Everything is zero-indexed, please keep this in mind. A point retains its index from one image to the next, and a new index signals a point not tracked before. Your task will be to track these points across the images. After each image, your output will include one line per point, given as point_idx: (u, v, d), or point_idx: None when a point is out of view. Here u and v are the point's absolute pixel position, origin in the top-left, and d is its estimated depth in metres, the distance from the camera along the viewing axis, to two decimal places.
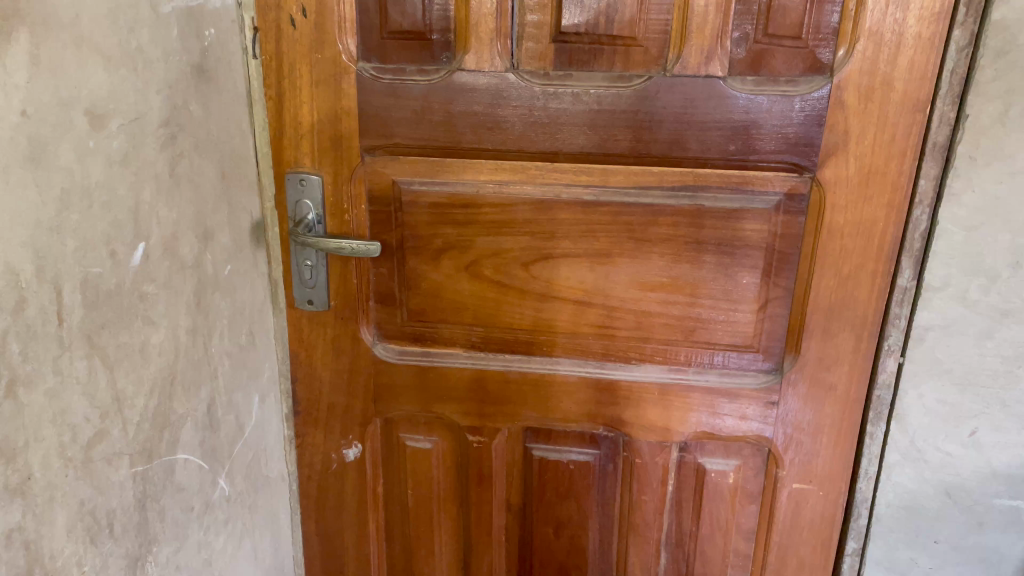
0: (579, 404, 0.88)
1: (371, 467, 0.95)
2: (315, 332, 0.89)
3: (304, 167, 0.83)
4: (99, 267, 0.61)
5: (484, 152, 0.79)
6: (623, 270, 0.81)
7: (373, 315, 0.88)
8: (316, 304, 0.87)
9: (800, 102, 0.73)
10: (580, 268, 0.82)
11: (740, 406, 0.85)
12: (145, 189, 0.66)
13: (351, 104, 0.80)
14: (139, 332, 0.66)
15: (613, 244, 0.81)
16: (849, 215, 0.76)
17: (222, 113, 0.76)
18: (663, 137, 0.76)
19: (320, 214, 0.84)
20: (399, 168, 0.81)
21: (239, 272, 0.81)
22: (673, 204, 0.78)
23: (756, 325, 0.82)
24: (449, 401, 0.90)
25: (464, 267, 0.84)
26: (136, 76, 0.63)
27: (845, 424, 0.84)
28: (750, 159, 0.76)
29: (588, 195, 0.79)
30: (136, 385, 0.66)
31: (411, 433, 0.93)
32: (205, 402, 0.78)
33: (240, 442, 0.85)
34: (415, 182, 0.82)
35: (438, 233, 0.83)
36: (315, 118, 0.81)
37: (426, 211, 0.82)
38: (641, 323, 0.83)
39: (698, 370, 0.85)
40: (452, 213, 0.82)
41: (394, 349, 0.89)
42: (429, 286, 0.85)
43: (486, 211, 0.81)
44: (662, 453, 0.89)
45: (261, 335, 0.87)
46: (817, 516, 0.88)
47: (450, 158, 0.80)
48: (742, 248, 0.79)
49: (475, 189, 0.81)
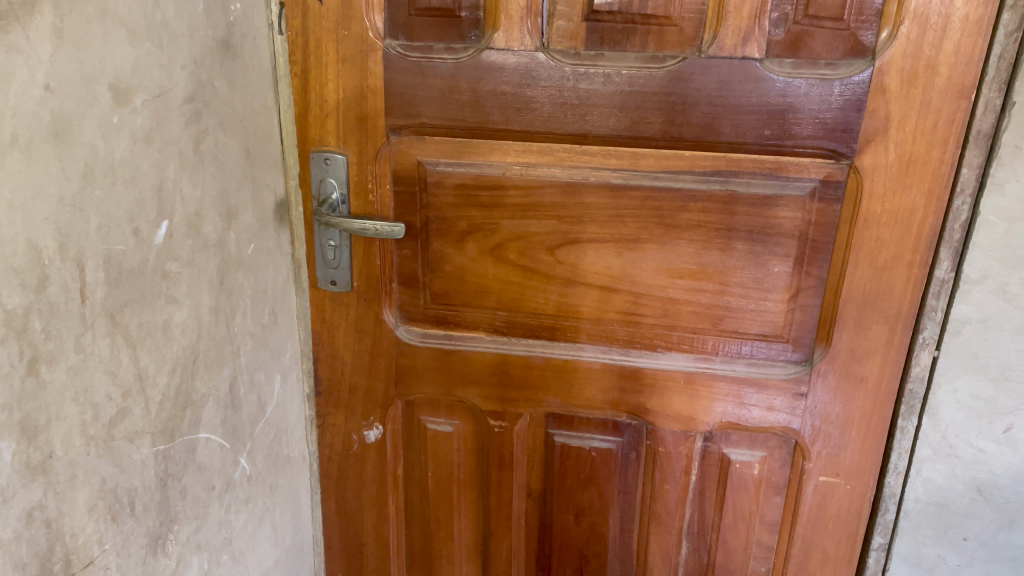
0: (603, 392, 0.86)
1: (392, 450, 0.94)
2: (338, 312, 0.88)
3: (329, 145, 0.82)
4: (122, 244, 0.60)
5: (511, 133, 0.78)
6: (651, 256, 0.80)
7: (396, 297, 0.87)
8: (340, 284, 0.86)
9: (840, 86, 0.71)
10: (607, 253, 0.81)
11: (768, 397, 0.83)
12: (169, 166, 0.65)
13: (377, 83, 0.78)
14: (162, 310, 0.66)
15: (641, 229, 0.79)
16: (886, 204, 0.74)
17: (247, 89, 0.75)
18: (696, 120, 0.74)
19: (344, 194, 0.83)
20: (425, 148, 0.80)
21: (263, 251, 0.81)
22: (704, 190, 0.76)
23: (787, 315, 0.80)
24: (471, 385, 0.89)
25: (489, 250, 0.83)
26: (160, 51, 0.62)
27: (875, 418, 0.82)
28: (785, 144, 0.74)
29: (617, 179, 0.77)
30: (158, 364, 0.66)
31: (432, 415, 0.92)
32: (227, 381, 0.77)
33: (262, 422, 0.85)
34: (441, 163, 0.80)
35: (463, 215, 0.82)
36: (340, 96, 0.79)
37: (452, 193, 0.81)
38: (668, 310, 0.82)
39: (725, 359, 0.83)
40: (477, 195, 0.81)
41: (416, 331, 0.88)
42: (453, 269, 0.84)
43: (512, 194, 0.80)
44: (686, 443, 0.87)
45: (284, 316, 0.87)
46: (843, 509, 0.86)
47: (476, 139, 0.78)
48: (775, 236, 0.77)
49: (501, 171, 0.79)
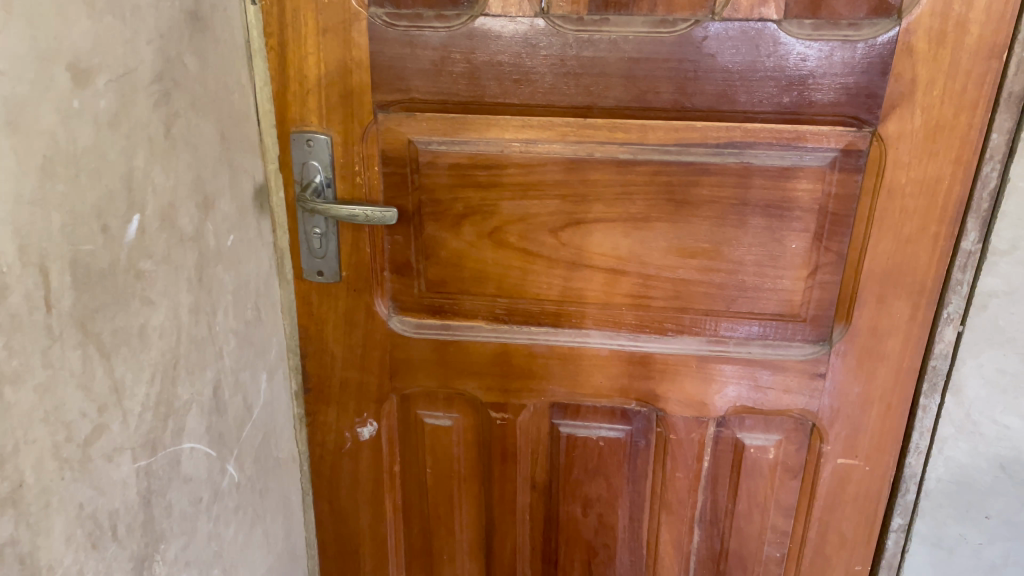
0: (611, 379, 0.82)
1: (388, 446, 0.89)
2: (326, 305, 0.82)
3: (310, 125, 0.75)
4: (90, 243, 0.54)
5: (509, 107, 0.72)
6: (661, 235, 0.75)
7: (388, 286, 0.81)
8: (327, 275, 0.80)
9: (865, 48, 0.66)
10: (614, 234, 0.76)
11: (784, 379, 0.79)
12: (138, 154, 0.58)
13: (362, 56, 0.71)
14: (137, 314, 0.60)
15: (651, 207, 0.74)
16: (911, 174, 0.70)
17: (219, 66, 0.69)
18: (709, 89, 0.69)
19: (329, 176, 0.76)
20: (415, 126, 0.74)
21: (243, 242, 0.75)
22: (718, 163, 0.71)
23: (805, 293, 0.76)
24: (471, 377, 0.84)
25: (487, 234, 0.77)
26: (123, 25, 0.56)
27: (897, 397, 0.78)
28: (804, 113, 0.69)
29: (624, 155, 0.72)
30: (136, 373, 0.60)
31: (430, 409, 0.87)
32: (211, 384, 0.71)
33: (249, 425, 0.79)
34: (433, 142, 0.74)
35: (459, 197, 0.76)
36: (321, 71, 0.72)
37: (446, 174, 0.75)
38: (679, 292, 0.77)
39: (739, 341, 0.79)
40: (474, 175, 0.75)
41: (410, 322, 0.83)
42: (449, 254, 0.79)
43: (512, 173, 0.74)
44: (699, 429, 0.83)
45: (267, 310, 0.81)
46: (862, 491, 0.83)
47: (472, 115, 0.73)
48: (793, 210, 0.72)
49: (499, 148, 0.74)
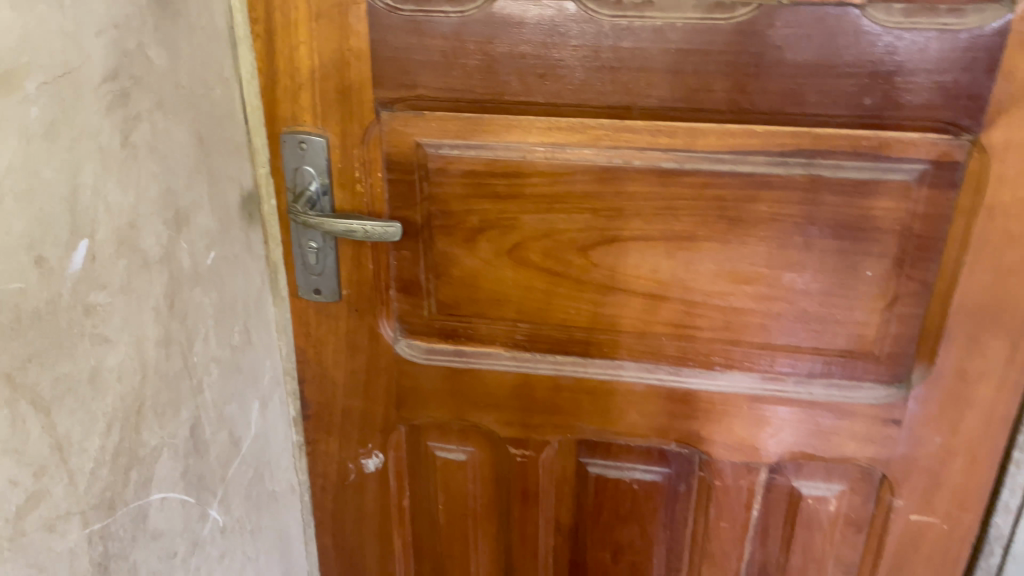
0: (648, 417, 0.71)
1: (396, 480, 0.80)
2: (326, 325, 0.73)
3: (303, 125, 0.64)
4: (19, 281, 0.45)
5: (534, 106, 0.61)
6: (710, 258, 0.64)
7: (394, 306, 0.72)
8: (325, 294, 0.71)
9: (968, 39, 0.54)
10: (654, 254, 0.65)
11: (851, 424, 0.68)
12: (86, 168, 0.49)
13: (360, 45, 0.61)
14: (86, 356, 0.51)
15: (699, 224, 0.63)
16: (1019, 192, 0.57)
17: (194, 59, 0.59)
18: (773, 87, 0.57)
19: (325, 184, 0.66)
20: (423, 127, 0.63)
21: (226, 259, 0.65)
22: (781, 175, 0.60)
23: (880, 327, 0.64)
24: (487, 409, 0.74)
25: (507, 251, 0.67)
26: (63, 14, 0.46)
27: (985, 448, 0.67)
28: (889, 117, 0.57)
29: (668, 163, 0.61)
30: (86, 424, 0.51)
31: (442, 442, 0.78)
32: (187, 423, 0.63)
33: (237, 461, 0.71)
34: (445, 145, 0.64)
35: (475, 209, 0.66)
36: (314, 62, 0.62)
37: (459, 183, 0.65)
38: (730, 323, 0.66)
39: (799, 380, 0.68)
40: (492, 184, 0.64)
41: (419, 346, 0.73)
42: (462, 273, 0.69)
43: (536, 183, 0.64)
44: (748, 475, 0.72)
45: (259, 331, 0.72)
46: (937, 551, 0.72)
47: (490, 115, 0.62)
48: (869, 232, 0.61)
49: (521, 154, 0.63)
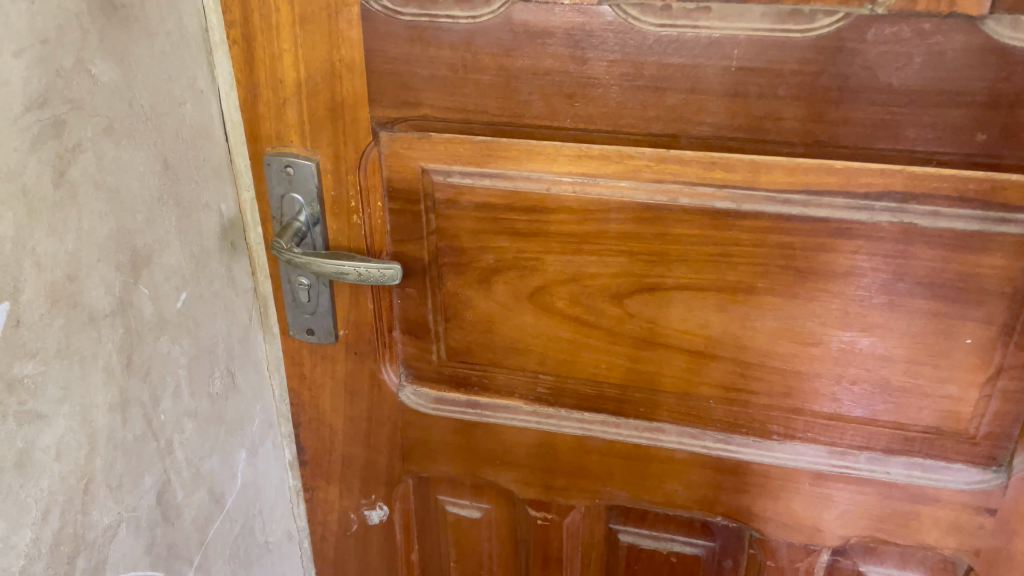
0: (689, 487, 0.61)
1: (402, 533, 0.72)
2: (322, 367, 0.64)
3: (290, 146, 0.55)
4: None
5: (560, 131, 0.50)
6: (770, 315, 0.53)
7: (399, 349, 0.63)
8: (319, 334, 0.62)
9: None
10: (702, 308, 0.54)
11: (934, 510, 0.57)
12: (5, 217, 0.40)
13: (353, 55, 0.50)
14: (11, 440, 0.42)
15: (758, 276, 0.52)
16: None
17: (156, 71, 0.49)
18: (859, 116, 0.46)
19: (316, 214, 0.57)
20: (429, 150, 0.53)
21: (200, 299, 0.57)
22: (863, 222, 0.48)
23: (977, 404, 0.53)
24: (504, 467, 0.65)
25: (527, 296, 0.57)
26: None
27: None
28: (1006, 156, 0.45)
29: (723, 204, 0.50)
30: (12, 519, 0.43)
31: (453, 496, 0.69)
32: (153, 490, 0.54)
33: (218, 519, 0.63)
34: (455, 172, 0.54)
35: (490, 247, 0.56)
36: (300, 73, 0.52)
37: (471, 216, 0.55)
38: (791, 389, 0.55)
39: (873, 457, 0.56)
40: (510, 219, 0.54)
41: (427, 394, 0.64)
42: (476, 318, 0.59)
43: (561, 221, 0.53)
44: (806, 558, 0.62)
45: (244, 372, 0.63)
46: None
47: (507, 139, 0.52)
48: (972, 293, 0.49)
49: (544, 186, 0.53)
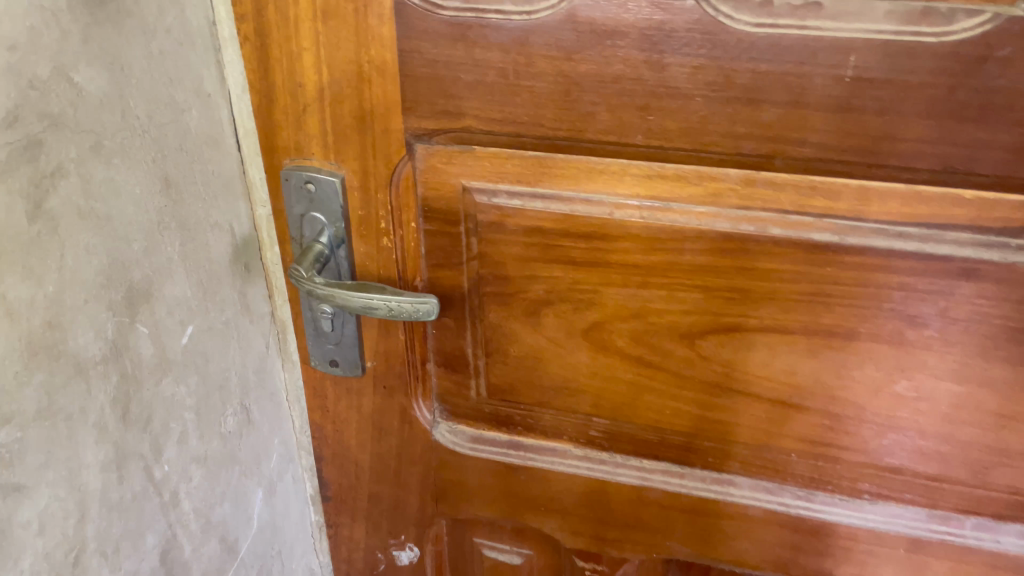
0: (763, 546, 0.54)
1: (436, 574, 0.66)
2: (347, 400, 0.57)
3: (312, 159, 0.48)
4: None
5: (627, 148, 0.42)
6: (870, 364, 0.45)
7: (433, 383, 0.55)
8: (343, 366, 0.55)
9: None
10: (789, 353, 0.46)
11: None
12: None
13: (383, 56, 0.43)
14: None
15: (859, 320, 0.44)
16: None
17: (153, 75, 0.42)
18: (1001, 138, 0.37)
19: (341, 235, 0.49)
20: (472, 166, 0.46)
21: (209, 331, 0.50)
22: (994, 263, 0.40)
23: None
24: (550, 515, 0.58)
25: (581, 332, 0.49)
26: None
27: None
28: None
29: (823, 236, 0.42)
30: None
31: (491, 539, 0.63)
32: (156, 549, 0.48)
33: (231, 568, 0.56)
34: (502, 192, 0.46)
35: (540, 277, 0.48)
36: (321, 76, 0.44)
37: (519, 241, 0.47)
38: (889, 447, 0.48)
39: (979, 525, 0.49)
40: (564, 247, 0.47)
41: (464, 433, 0.57)
42: (521, 355, 0.51)
43: (625, 252, 0.46)
44: None
45: (260, 405, 0.57)
46: None
47: (564, 155, 0.44)
48: None
49: (606, 211, 0.45)
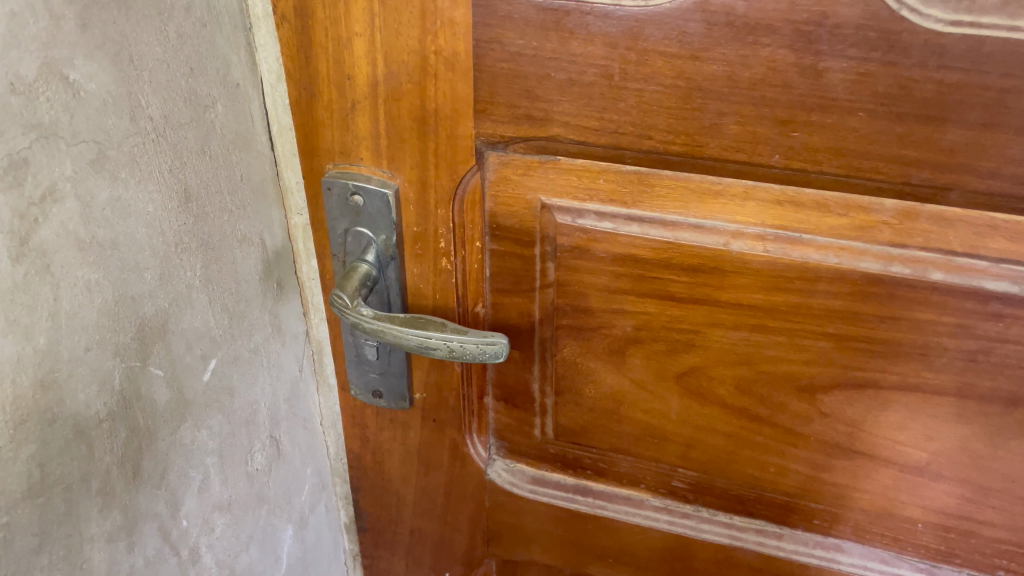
0: None
1: None
2: (391, 431, 0.50)
3: (359, 165, 0.39)
4: None
5: (756, 170, 0.34)
6: None
7: (490, 418, 0.48)
8: (388, 397, 0.48)
9: None
10: (932, 415, 0.38)
11: None
12: None
13: (454, 46, 0.34)
14: None
15: None
16: None
17: (167, 64, 0.34)
18: None
19: (392, 255, 0.41)
20: (556, 180, 0.38)
21: (234, 362, 0.42)
22: None
23: None
24: (618, 565, 0.51)
25: (674, 377, 0.41)
26: None
27: None
28: None
29: (997, 285, 0.34)
30: None
31: None
32: None
33: None
34: (589, 212, 0.38)
35: (629, 312, 0.40)
36: (375, 67, 0.36)
37: (609, 269, 0.39)
38: None
39: None
40: (663, 280, 0.38)
41: (523, 473, 0.50)
42: (599, 396, 0.44)
43: (739, 290, 0.37)
44: None
45: (291, 435, 0.50)
46: None
47: (672, 173, 0.36)
48: None
49: (719, 242, 0.37)
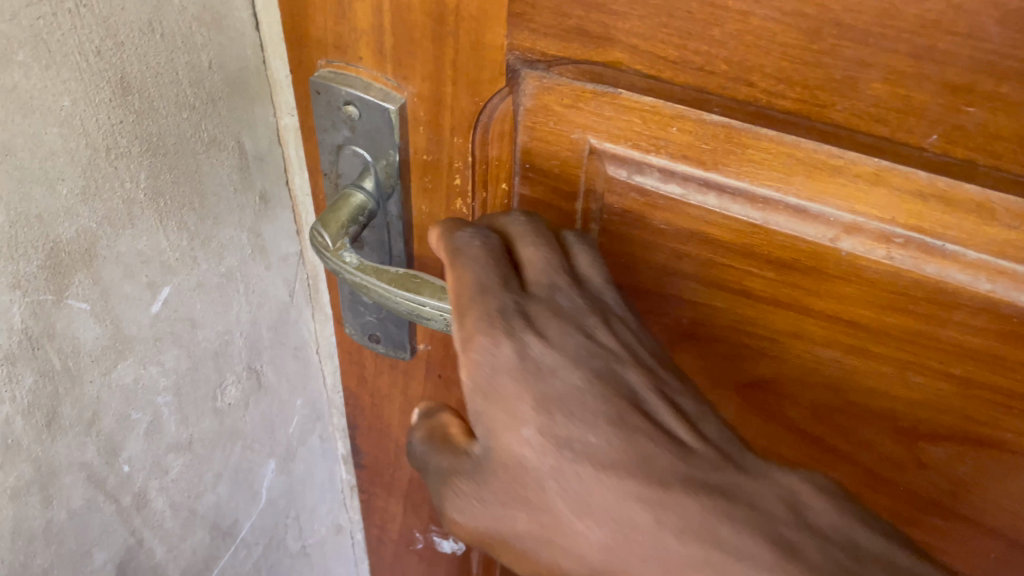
0: None
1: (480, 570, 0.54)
2: (391, 376, 0.43)
3: (356, 67, 0.30)
4: None
5: (896, 149, 0.23)
6: None
7: None
8: (385, 343, 0.40)
9: None
10: None
11: None
12: None
13: None
14: None
15: None
16: None
17: None
18: None
19: (393, 185, 0.33)
20: (612, 120, 0.27)
21: (197, 288, 0.35)
22: None
23: None
24: None
25: (733, 386, 0.32)
26: None
27: None
28: None
29: None
30: None
31: None
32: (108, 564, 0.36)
33: (226, 554, 0.44)
34: (651, 169, 0.28)
35: (686, 302, 0.31)
36: None
37: (668, 247, 0.29)
38: None
39: None
40: (738, 270, 0.29)
41: None
42: None
43: (839, 302, 0.28)
44: None
45: (276, 364, 0.42)
46: None
47: (775, 133, 0.25)
48: None
49: (823, 236, 0.26)
